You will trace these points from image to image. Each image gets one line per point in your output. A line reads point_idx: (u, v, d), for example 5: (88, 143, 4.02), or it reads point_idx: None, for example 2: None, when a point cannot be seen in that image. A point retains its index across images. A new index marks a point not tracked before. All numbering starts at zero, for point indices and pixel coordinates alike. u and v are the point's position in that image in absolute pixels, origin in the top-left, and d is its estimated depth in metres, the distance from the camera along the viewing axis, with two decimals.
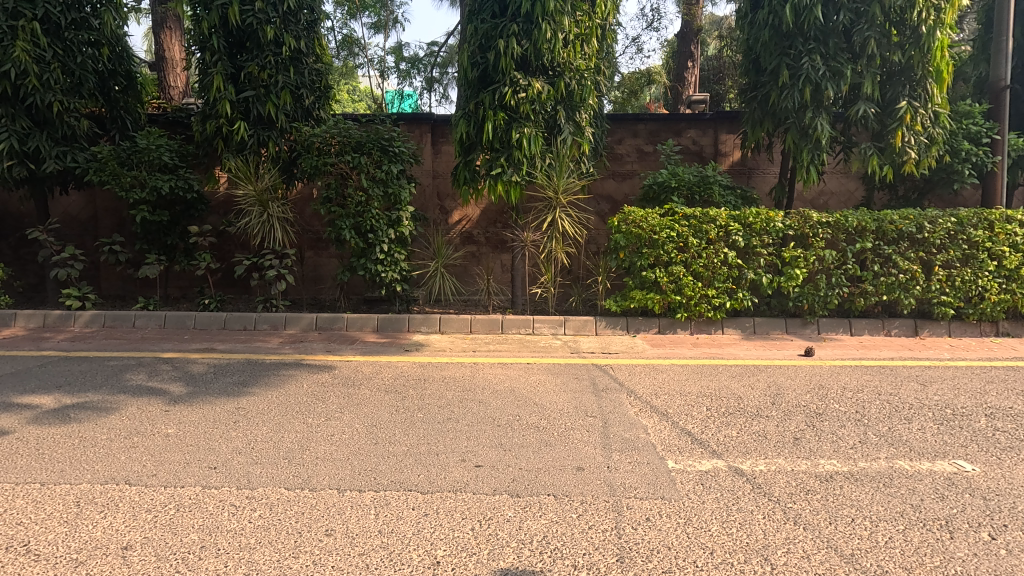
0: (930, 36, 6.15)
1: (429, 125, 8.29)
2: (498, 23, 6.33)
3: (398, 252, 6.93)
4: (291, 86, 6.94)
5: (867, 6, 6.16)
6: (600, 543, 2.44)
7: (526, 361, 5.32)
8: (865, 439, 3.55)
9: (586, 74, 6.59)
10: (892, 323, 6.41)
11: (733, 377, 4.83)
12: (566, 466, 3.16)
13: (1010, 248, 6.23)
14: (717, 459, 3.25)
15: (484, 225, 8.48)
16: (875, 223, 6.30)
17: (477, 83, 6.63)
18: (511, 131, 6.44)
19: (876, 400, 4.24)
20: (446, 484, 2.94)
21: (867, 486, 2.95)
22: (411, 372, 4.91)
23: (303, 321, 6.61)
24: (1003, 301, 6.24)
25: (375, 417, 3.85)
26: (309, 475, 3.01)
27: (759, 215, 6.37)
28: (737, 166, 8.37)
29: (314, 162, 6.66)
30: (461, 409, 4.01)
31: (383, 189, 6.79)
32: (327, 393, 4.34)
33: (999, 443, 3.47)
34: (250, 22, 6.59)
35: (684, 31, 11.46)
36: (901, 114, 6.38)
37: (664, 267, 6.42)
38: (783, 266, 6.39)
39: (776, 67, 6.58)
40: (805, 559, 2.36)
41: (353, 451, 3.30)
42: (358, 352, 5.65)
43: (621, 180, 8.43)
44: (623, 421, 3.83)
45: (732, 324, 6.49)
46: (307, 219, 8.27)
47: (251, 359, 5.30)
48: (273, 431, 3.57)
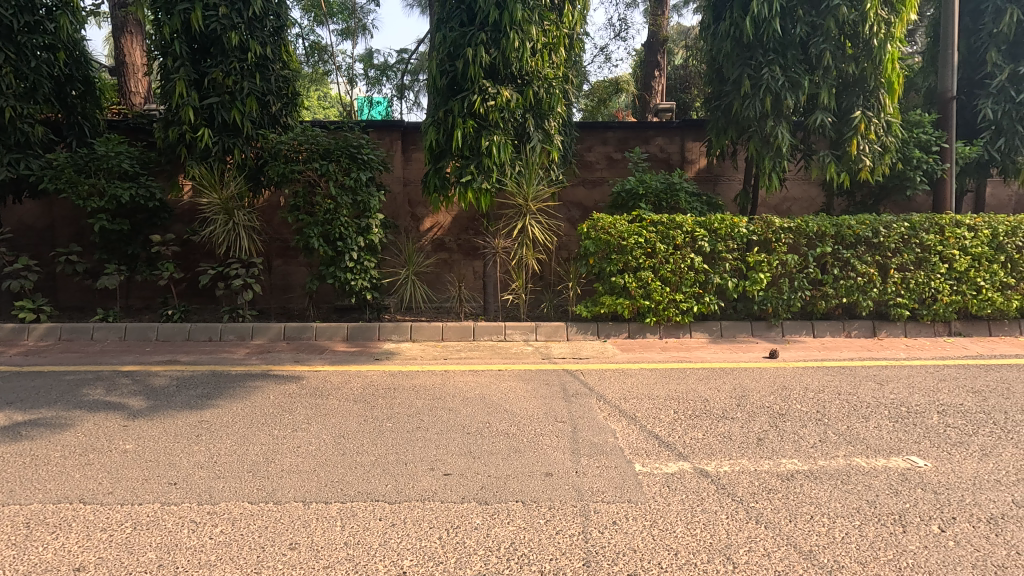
0: (881, 49, 6.41)
1: (399, 133, 8.25)
2: (466, 31, 6.38)
3: (368, 260, 6.86)
4: (257, 93, 6.84)
5: (822, 20, 6.39)
6: (567, 548, 2.46)
7: (497, 367, 5.34)
8: (825, 438, 3.65)
9: (554, 82, 6.67)
10: (851, 324, 6.63)
11: (700, 380, 4.92)
12: (534, 472, 3.17)
13: (959, 251, 6.49)
14: (684, 461, 3.32)
15: (456, 233, 8.49)
16: (834, 228, 6.52)
17: (446, 90, 6.66)
18: (480, 138, 6.47)
19: (836, 400, 4.38)
20: (414, 494, 2.92)
21: (826, 484, 3.04)
22: (381, 382, 4.86)
23: (270, 331, 6.50)
24: (955, 302, 6.49)
25: (343, 427, 3.81)
26: (274, 488, 2.95)
27: (723, 221, 6.51)
28: (704, 173, 8.56)
29: (280, 170, 6.58)
30: (431, 418, 4.00)
31: (352, 197, 6.73)
32: (295, 404, 4.27)
33: (949, 439, 3.61)
34: (213, 28, 6.49)
35: (650, 41, 11.68)
36: (856, 124, 6.61)
37: (633, 273, 6.51)
38: (748, 270, 6.54)
39: (738, 77, 6.79)
40: (766, 557, 2.41)
41: (320, 463, 3.25)
42: (328, 361, 5.58)
43: (592, 187, 8.53)
44: (592, 426, 3.87)
45: (699, 328, 6.63)
46: (275, 227, 8.17)
47: (216, 370, 5.19)
48: (238, 445, 3.49)
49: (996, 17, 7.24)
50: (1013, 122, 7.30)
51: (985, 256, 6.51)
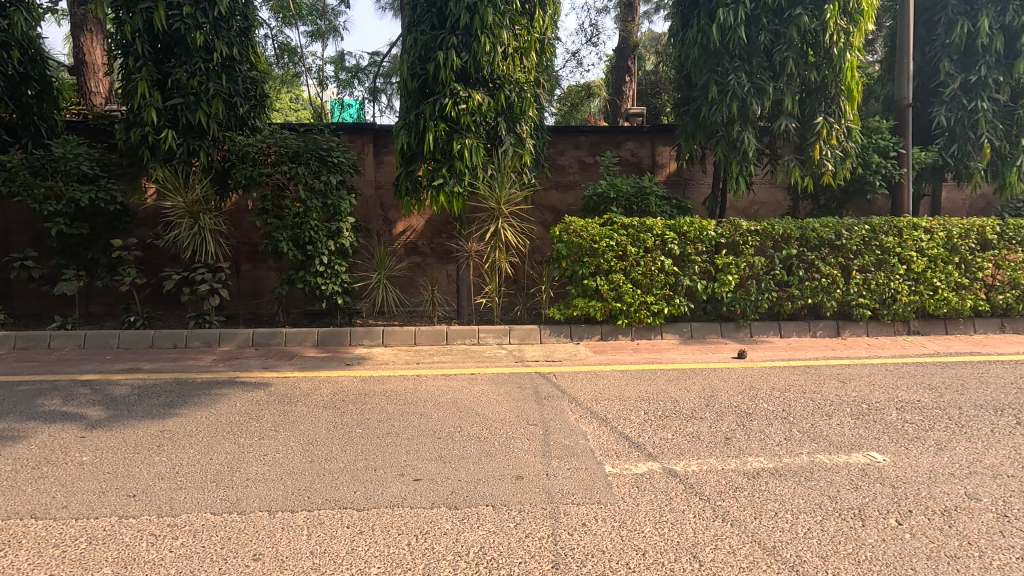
0: (841, 57, 6.60)
1: (370, 136, 8.18)
2: (437, 35, 6.38)
3: (338, 264, 6.77)
4: (223, 94, 6.70)
5: (785, 28, 6.56)
6: (536, 551, 2.46)
7: (470, 371, 5.32)
8: (789, 436, 3.73)
9: (526, 87, 6.68)
10: (817, 324, 6.80)
11: (670, 381, 4.99)
12: (505, 475, 3.17)
13: (917, 252, 6.73)
14: (653, 462, 3.35)
15: (429, 236, 8.45)
16: (799, 231, 6.70)
17: (417, 93, 6.64)
18: (452, 141, 6.46)
19: (800, 398, 4.48)
20: (382, 500, 2.89)
21: (789, 481, 3.11)
22: (352, 387, 4.80)
23: (238, 337, 6.36)
24: (914, 301, 6.72)
25: (311, 433, 3.75)
26: (239, 498, 2.89)
27: (692, 224, 6.63)
28: (673, 177, 8.72)
29: (248, 172, 6.47)
30: (401, 423, 3.96)
31: (322, 201, 6.64)
32: (263, 411, 4.19)
33: (907, 434, 3.74)
34: (177, 27, 6.34)
35: (622, 47, 11.82)
36: (818, 129, 6.80)
37: (605, 275, 6.57)
38: (717, 272, 6.67)
39: (706, 83, 6.94)
40: (731, 554, 2.45)
41: (287, 471, 3.20)
42: (297, 367, 5.49)
43: (564, 190, 8.59)
44: (563, 428, 3.88)
45: (670, 329, 6.72)
46: (244, 231, 8.02)
47: (180, 378, 5.05)
48: (201, 454, 3.41)
49: (949, 28, 7.51)
50: (965, 128, 7.58)
51: (941, 257, 6.76)
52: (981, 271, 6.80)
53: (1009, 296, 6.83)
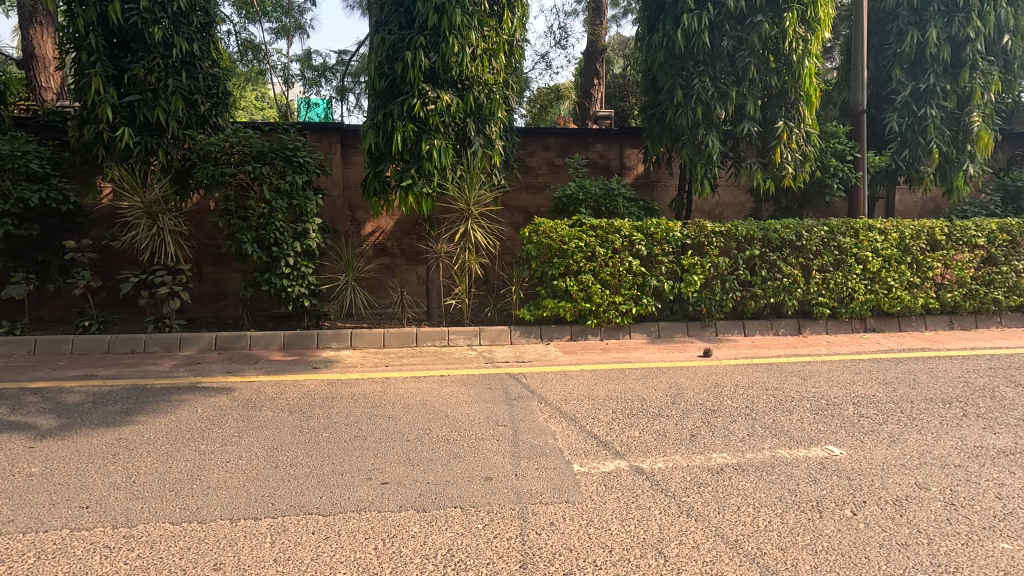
0: (800, 64, 6.80)
1: (338, 136, 8.07)
2: (405, 35, 6.34)
3: (305, 266, 6.64)
4: (183, 91, 6.50)
5: (747, 35, 6.74)
6: (504, 552, 2.47)
7: (440, 373, 5.29)
8: (752, 432, 3.83)
9: (494, 88, 6.69)
10: (779, 323, 7.00)
11: (638, 380, 5.06)
12: (474, 477, 3.17)
13: (872, 252, 7.00)
14: (620, 460, 3.39)
15: (398, 237, 8.39)
16: (762, 232, 6.88)
17: (385, 93, 6.58)
18: (420, 142, 6.42)
19: (763, 395, 4.61)
20: (349, 504, 2.85)
21: (752, 475, 3.19)
22: (319, 391, 4.72)
23: (200, 341, 6.18)
24: (870, 300, 6.98)
25: (276, 438, 3.67)
26: (198, 506, 2.81)
27: (659, 226, 6.74)
28: (641, 179, 8.86)
29: (210, 172, 6.30)
30: (369, 426, 3.91)
31: (287, 201, 6.52)
32: (225, 417, 4.08)
33: (863, 428, 3.88)
34: (134, 22, 6.14)
35: (590, 49, 11.93)
36: (779, 133, 6.99)
37: (574, 276, 6.62)
38: (683, 272, 6.80)
39: (671, 87, 7.08)
40: (695, 549, 2.50)
41: (250, 477, 3.12)
42: (262, 371, 5.37)
43: (534, 192, 8.63)
44: (532, 429, 3.90)
45: (639, 329, 6.82)
46: (207, 232, 7.81)
47: (138, 384, 4.88)
48: (160, 462, 3.30)
49: (900, 38, 7.84)
50: (915, 134, 7.91)
51: (894, 257, 7.04)
52: (932, 270, 7.10)
53: (958, 295, 7.15)
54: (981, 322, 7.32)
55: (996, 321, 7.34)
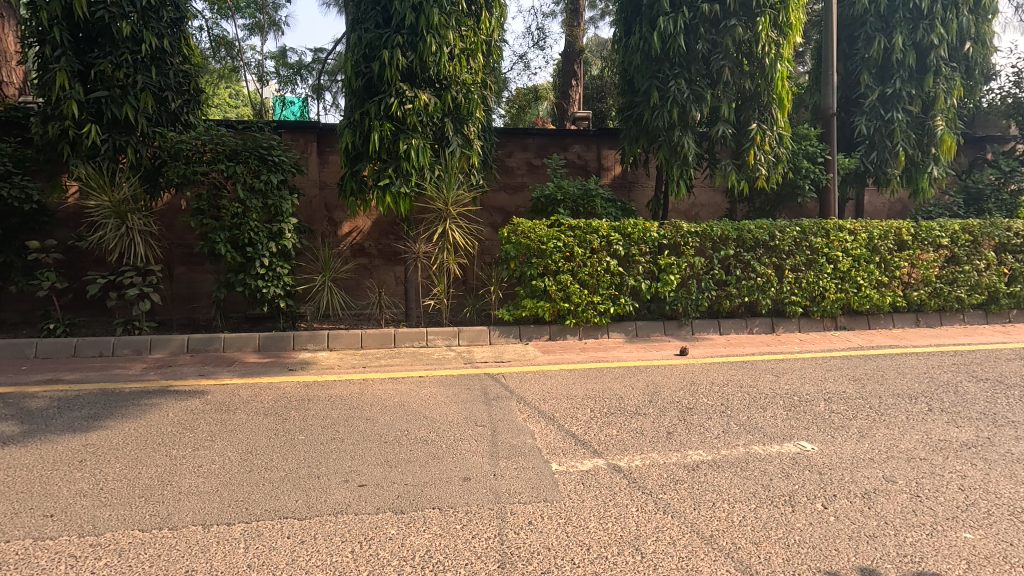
0: (772, 67, 6.94)
1: (314, 135, 7.97)
2: (382, 33, 6.30)
3: (280, 267, 6.53)
4: (153, 88, 6.35)
5: (721, 38, 6.85)
6: (482, 552, 2.46)
7: (419, 373, 5.26)
8: (727, 429, 3.90)
9: (472, 88, 6.68)
10: (753, 322, 7.12)
11: (616, 379, 5.11)
12: (452, 477, 3.16)
13: (842, 252, 7.18)
14: (598, 458, 3.42)
15: (376, 237, 8.32)
16: (736, 233, 7.00)
17: (362, 92, 6.52)
18: (398, 141, 6.38)
19: (737, 393, 4.69)
20: (325, 508, 2.82)
21: (726, 472, 3.25)
22: (295, 393, 4.66)
23: (172, 344, 6.04)
24: (840, 299, 7.16)
25: (250, 442, 3.61)
26: (170, 512, 2.74)
27: (636, 226, 6.81)
28: (618, 180, 8.94)
29: (181, 171, 6.17)
30: (346, 428, 3.87)
31: (262, 201, 6.42)
32: (197, 421, 4.00)
33: (834, 423, 3.97)
34: (100, 16, 5.97)
35: (568, 51, 11.99)
36: (752, 135, 7.12)
37: (553, 276, 6.65)
38: (659, 272, 6.88)
39: (648, 89, 7.17)
40: (671, 545, 2.53)
41: (223, 482, 3.06)
42: (237, 373, 5.27)
43: (513, 192, 8.65)
44: (511, 428, 3.90)
45: (617, 328, 6.88)
46: (178, 232, 7.64)
47: (106, 388, 4.74)
48: (129, 468, 3.22)
49: (868, 44, 8.06)
50: (882, 137, 8.14)
51: (863, 257, 7.23)
52: (899, 270, 7.31)
53: (923, 293, 7.37)
54: (946, 319, 7.56)
55: (959, 318, 7.59)
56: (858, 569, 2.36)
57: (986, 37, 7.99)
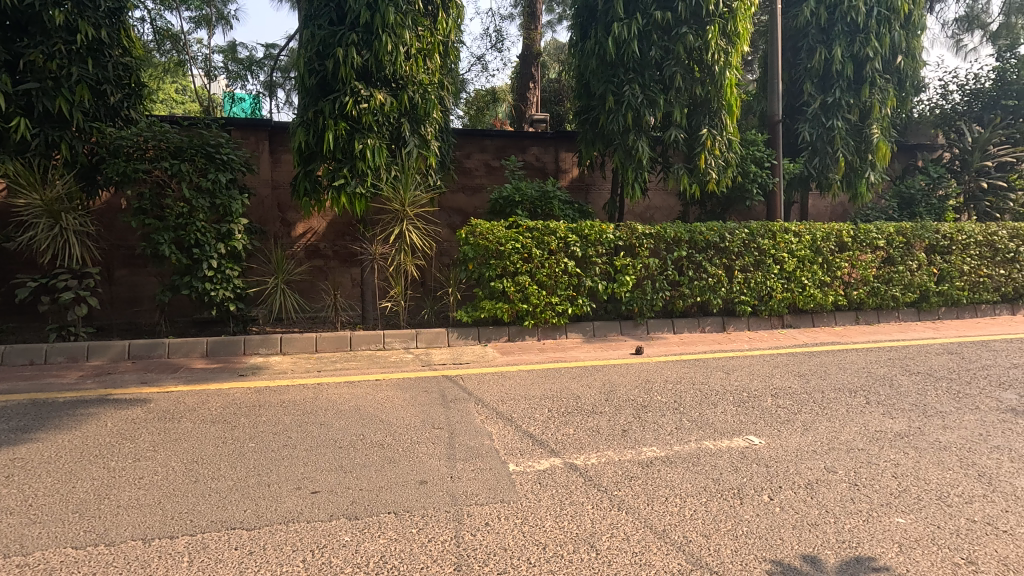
0: (722, 75, 7.18)
1: (266, 133, 7.74)
2: (336, 31, 6.18)
3: (230, 269, 6.30)
4: (89, 81, 6.02)
5: (673, 45, 7.04)
6: (438, 555, 2.45)
7: (375, 377, 5.18)
8: (680, 425, 4.00)
9: (429, 89, 6.63)
10: (705, 321, 7.34)
11: (573, 378, 5.17)
12: (409, 481, 3.12)
13: (788, 253, 7.49)
14: (555, 458, 3.45)
15: (331, 238, 8.15)
16: (689, 235, 7.20)
17: (316, 90, 6.38)
18: (353, 141, 6.27)
19: (690, 390, 4.82)
20: (276, 516, 2.74)
21: (679, 467, 3.34)
22: (245, 399, 4.51)
23: (111, 350, 5.74)
24: (786, 298, 7.46)
25: (196, 451, 3.47)
26: (107, 527, 2.61)
27: (593, 228, 6.91)
28: (576, 182, 9.06)
29: (121, 168, 5.87)
30: (299, 434, 3.77)
31: (210, 200, 6.18)
32: (139, 430, 3.81)
33: (780, 418, 4.14)
34: (30, 3, 5.61)
35: (526, 53, 12.03)
36: (703, 140, 7.35)
37: (511, 277, 6.67)
38: (616, 273, 7.00)
39: (604, 93, 7.30)
40: (625, 540, 2.58)
41: (166, 493, 2.93)
42: (182, 380, 5.06)
43: (471, 193, 8.63)
44: (469, 430, 3.89)
45: (574, 329, 6.96)
46: (118, 233, 7.28)
47: (37, 398, 4.46)
48: (62, 482, 3.04)
49: (810, 54, 8.46)
50: (824, 143, 8.55)
51: (807, 258, 7.56)
52: (840, 270, 7.67)
53: (863, 292, 7.76)
54: (882, 317, 7.99)
55: (895, 316, 8.03)
56: (801, 556, 2.47)
57: (916, 51, 8.50)
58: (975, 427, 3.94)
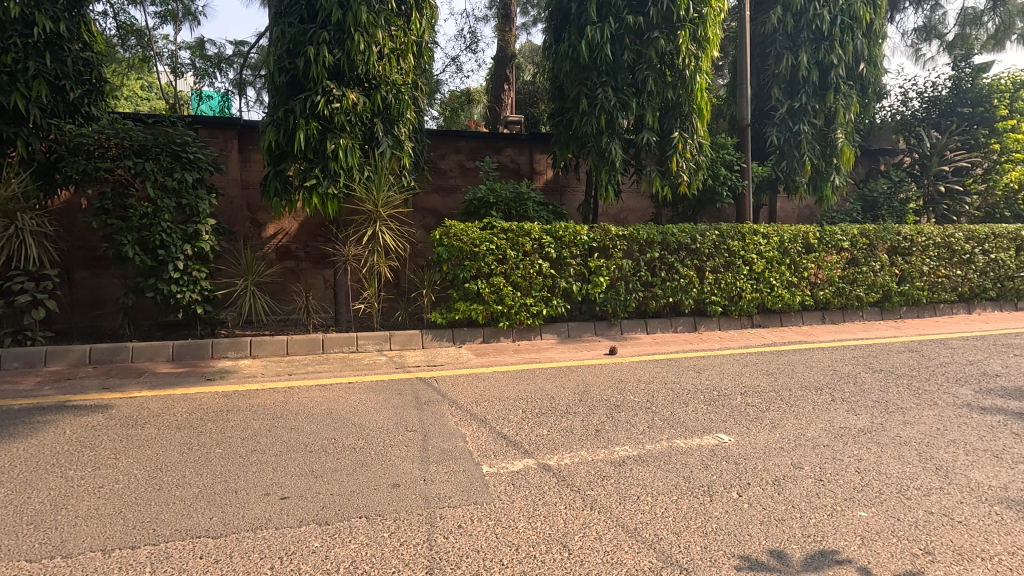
0: (692, 79, 7.30)
1: (235, 132, 7.58)
2: (307, 29, 6.09)
3: (197, 270, 6.14)
4: (47, 76, 5.80)
5: (645, 49, 7.13)
6: (410, 558, 2.43)
7: (347, 380, 5.11)
8: (652, 424, 4.05)
9: (403, 89, 6.58)
10: (677, 321, 7.46)
11: (548, 379, 5.19)
12: (381, 485, 3.08)
13: (757, 254, 7.65)
14: (528, 459, 3.45)
15: (303, 240, 8.01)
16: (661, 236, 7.30)
17: (286, 89, 6.28)
18: (325, 140, 6.19)
19: (662, 389, 4.89)
20: (243, 524, 2.67)
21: (651, 466, 3.38)
22: (213, 404, 4.40)
23: (71, 355, 5.54)
24: (756, 298, 7.63)
25: (160, 458, 3.37)
26: (64, 538, 2.52)
27: (567, 229, 6.95)
28: (550, 184, 9.11)
29: (81, 167, 5.68)
30: (268, 439, 3.70)
31: (175, 200, 6.02)
32: (100, 438, 3.69)
33: (749, 416, 4.23)
34: None
35: (500, 55, 12.02)
36: (675, 143, 7.46)
37: (485, 278, 6.66)
38: (590, 274, 7.05)
39: (577, 96, 7.36)
40: (597, 540, 2.60)
41: (128, 502, 2.84)
42: (146, 386, 4.91)
43: (446, 194, 8.60)
44: (442, 432, 3.87)
45: (549, 330, 6.99)
46: (79, 233, 7.03)
47: None
48: (16, 493, 2.92)
49: (778, 60, 8.67)
50: (791, 147, 8.78)
51: (775, 259, 7.74)
52: (807, 271, 7.87)
53: (828, 292, 7.97)
54: (847, 316, 8.22)
55: (859, 315, 8.28)
56: (768, 551, 2.52)
57: (877, 59, 8.78)
58: (933, 422, 4.09)
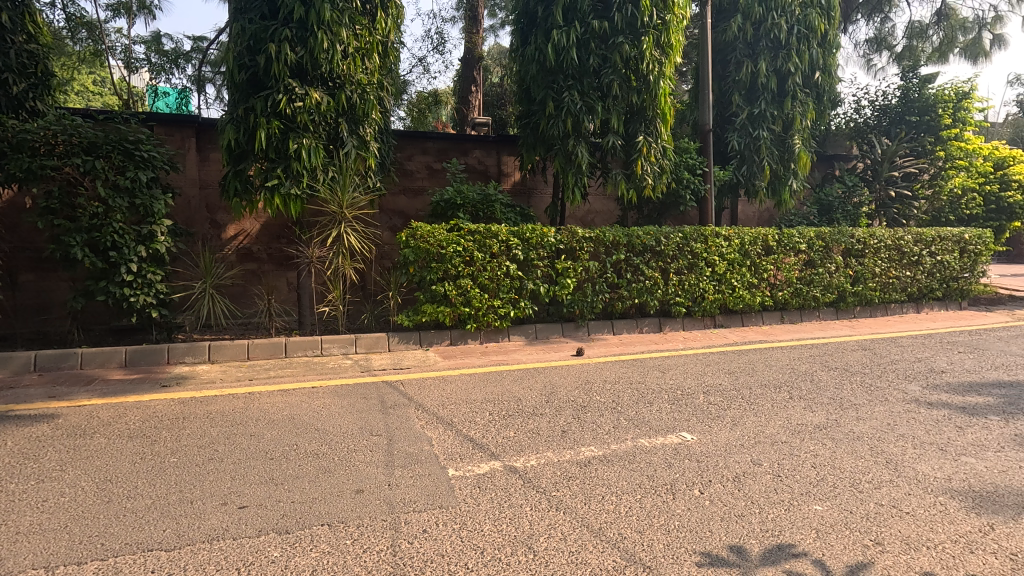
0: (656, 84, 7.43)
1: (192, 130, 7.35)
2: (268, 25, 5.96)
3: (152, 272, 5.92)
4: None
5: (610, 54, 7.23)
6: (374, 565, 2.39)
7: (311, 384, 5.01)
8: (618, 424, 4.10)
9: (368, 89, 6.50)
10: (643, 322, 7.58)
11: (515, 381, 5.19)
12: (344, 491, 3.03)
13: (719, 256, 7.83)
14: (495, 461, 3.45)
15: (265, 241, 7.82)
16: (627, 238, 7.40)
17: (246, 86, 6.12)
18: (287, 140, 6.05)
19: (627, 389, 4.95)
20: (199, 535, 2.59)
21: (615, 465, 3.42)
22: (168, 411, 4.25)
23: (14, 362, 5.26)
24: (718, 299, 7.81)
25: (111, 469, 3.23)
26: (3, 556, 2.38)
27: (534, 231, 6.97)
28: (518, 186, 9.13)
29: (25, 164, 5.41)
30: (227, 447, 3.59)
31: (128, 200, 5.79)
32: (44, 449, 3.51)
33: (711, 414, 4.32)
34: None
35: (468, 57, 11.98)
36: (640, 147, 7.58)
37: (452, 280, 6.63)
38: (557, 276, 7.09)
39: (544, 99, 7.41)
40: (562, 541, 2.61)
41: (75, 516, 2.72)
42: (97, 393, 4.70)
43: (412, 196, 8.52)
44: (408, 436, 3.83)
45: (517, 331, 7.00)
46: (24, 234, 6.70)
47: None
48: None
49: (738, 67, 8.91)
50: (751, 152, 9.02)
51: (736, 260, 7.94)
52: (766, 272, 8.10)
53: (787, 293, 8.23)
54: (804, 316, 8.50)
55: (816, 315, 8.57)
56: (727, 547, 2.57)
57: (831, 68, 9.11)
58: (884, 417, 4.26)
